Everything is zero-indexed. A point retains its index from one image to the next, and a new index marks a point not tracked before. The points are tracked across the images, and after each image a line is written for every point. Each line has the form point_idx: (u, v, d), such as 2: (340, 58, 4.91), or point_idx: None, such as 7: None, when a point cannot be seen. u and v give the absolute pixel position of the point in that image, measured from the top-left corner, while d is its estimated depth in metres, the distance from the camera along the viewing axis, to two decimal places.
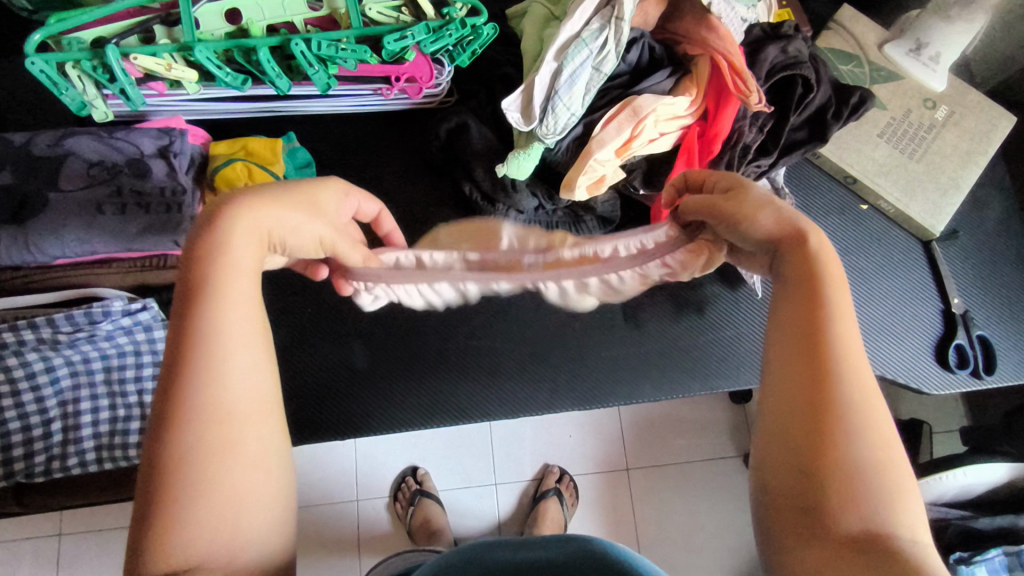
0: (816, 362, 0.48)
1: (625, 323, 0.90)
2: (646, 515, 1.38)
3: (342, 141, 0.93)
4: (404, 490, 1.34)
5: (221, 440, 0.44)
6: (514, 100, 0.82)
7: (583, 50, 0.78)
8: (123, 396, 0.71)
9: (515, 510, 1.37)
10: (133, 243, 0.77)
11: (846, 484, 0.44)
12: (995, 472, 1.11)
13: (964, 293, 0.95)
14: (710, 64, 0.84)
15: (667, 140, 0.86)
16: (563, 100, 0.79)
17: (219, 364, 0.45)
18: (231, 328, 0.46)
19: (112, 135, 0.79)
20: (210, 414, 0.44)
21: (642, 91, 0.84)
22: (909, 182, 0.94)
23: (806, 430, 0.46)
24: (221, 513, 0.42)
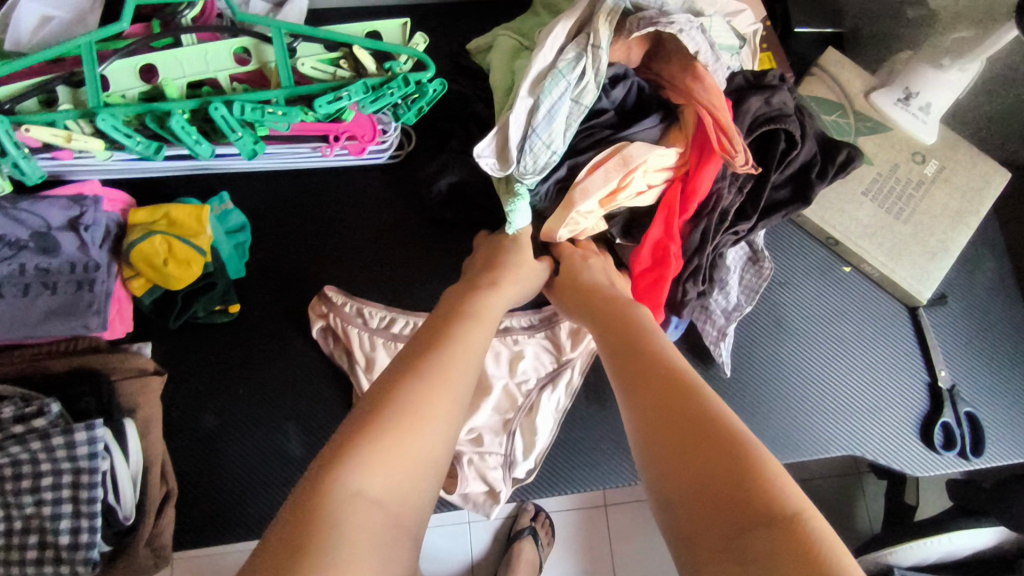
0: (668, 388, 0.55)
1: (587, 400, 0.83)
2: (624, 559, 1.32)
3: (280, 199, 0.85)
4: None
5: (427, 403, 0.54)
6: (488, 145, 0.72)
7: (561, 82, 0.68)
8: (20, 507, 0.63)
9: (489, 549, 1.32)
10: (37, 330, 0.70)
11: (728, 483, 0.46)
12: (981, 537, 1.07)
13: (952, 365, 0.88)
14: (695, 116, 0.74)
15: (653, 194, 0.78)
16: (541, 138, 0.70)
17: (455, 358, 0.59)
18: (469, 343, 0.62)
19: (16, 206, 0.70)
20: (436, 381, 0.56)
21: (632, 136, 0.75)
22: (895, 245, 0.87)
23: (680, 441, 0.50)
24: (399, 457, 0.50)
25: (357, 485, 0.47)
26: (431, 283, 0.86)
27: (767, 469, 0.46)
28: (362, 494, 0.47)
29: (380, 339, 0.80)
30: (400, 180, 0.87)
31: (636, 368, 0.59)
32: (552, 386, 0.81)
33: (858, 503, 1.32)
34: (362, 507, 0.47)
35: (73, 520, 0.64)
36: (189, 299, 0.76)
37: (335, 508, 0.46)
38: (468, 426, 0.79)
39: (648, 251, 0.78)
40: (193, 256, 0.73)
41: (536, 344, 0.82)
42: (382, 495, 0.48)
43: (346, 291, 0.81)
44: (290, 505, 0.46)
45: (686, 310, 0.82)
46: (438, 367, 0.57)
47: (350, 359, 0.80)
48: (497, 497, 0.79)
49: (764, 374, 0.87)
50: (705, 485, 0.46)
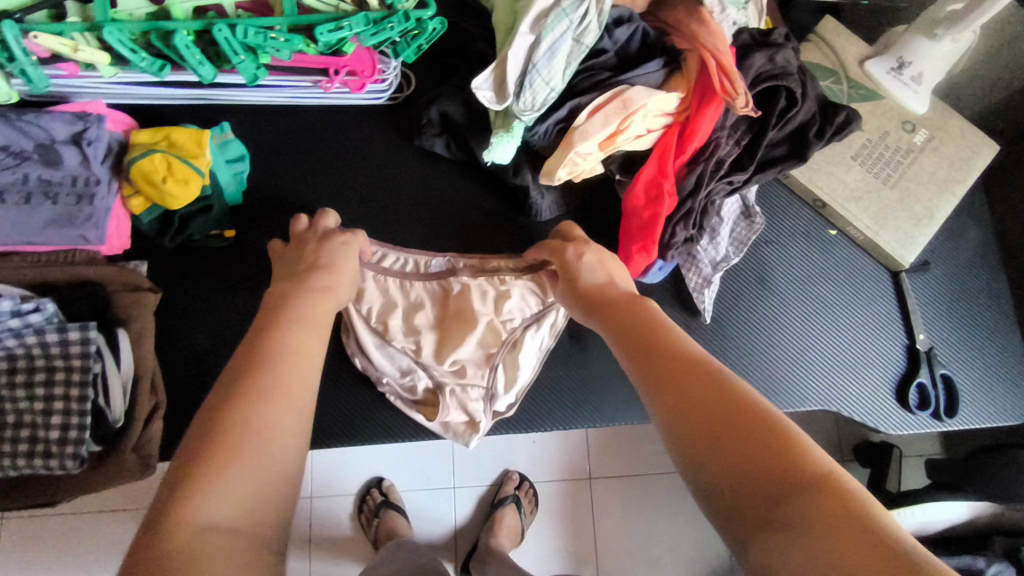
0: (674, 370, 0.54)
1: (571, 343, 0.85)
2: (607, 528, 1.33)
3: (279, 133, 0.87)
4: (369, 502, 1.28)
5: (265, 422, 0.51)
6: (486, 78, 0.76)
7: (563, 21, 0.72)
8: (12, 401, 0.66)
9: (473, 515, 1.32)
10: (36, 236, 0.72)
11: (758, 457, 0.45)
12: (956, 511, 1.11)
13: (933, 330, 0.90)
14: (698, 61, 0.77)
15: (652, 138, 0.80)
16: (541, 74, 0.73)
17: (274, 357, 0.56)
18: (304, 345, 0.58)
19: (20, 117, 0.72)
20: (259, 393, 0.52)
21: (631, 80, 0.78)
22: (881, 209, 0.89)
23: (703, 422, 0.49)
24: (239, 477, 0.47)
25: (203, 517, 0.44)
26: (425, 222, 0.87)
27: (799, 440, 0.46)
28: (215, 526, 0.44)
29: (369, 276, 0.81)
30: (397, 120, 0.88)
31: (645, 355, 0.57)
32: (536, 328, 0.83)
33: None
34: (219, 538, 0.43)
35: (63, 417, 0.66)
36: (186, 220, 0.78)
37: (178, 553, 0.41)
38: (451, 358, 0.82)
39: (642, 188, 0.79)
40: (192, 177, 0.75)
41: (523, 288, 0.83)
42: (233, 521, 0.45)
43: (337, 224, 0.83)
44: (134, 554, 0.42)
45: (673, 254, 0.84)
46: (267, 371, 0.54)
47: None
48: (477, 427, 0.81)
49: (749, 330, 0.88)
50: (740, 468, 0.45)
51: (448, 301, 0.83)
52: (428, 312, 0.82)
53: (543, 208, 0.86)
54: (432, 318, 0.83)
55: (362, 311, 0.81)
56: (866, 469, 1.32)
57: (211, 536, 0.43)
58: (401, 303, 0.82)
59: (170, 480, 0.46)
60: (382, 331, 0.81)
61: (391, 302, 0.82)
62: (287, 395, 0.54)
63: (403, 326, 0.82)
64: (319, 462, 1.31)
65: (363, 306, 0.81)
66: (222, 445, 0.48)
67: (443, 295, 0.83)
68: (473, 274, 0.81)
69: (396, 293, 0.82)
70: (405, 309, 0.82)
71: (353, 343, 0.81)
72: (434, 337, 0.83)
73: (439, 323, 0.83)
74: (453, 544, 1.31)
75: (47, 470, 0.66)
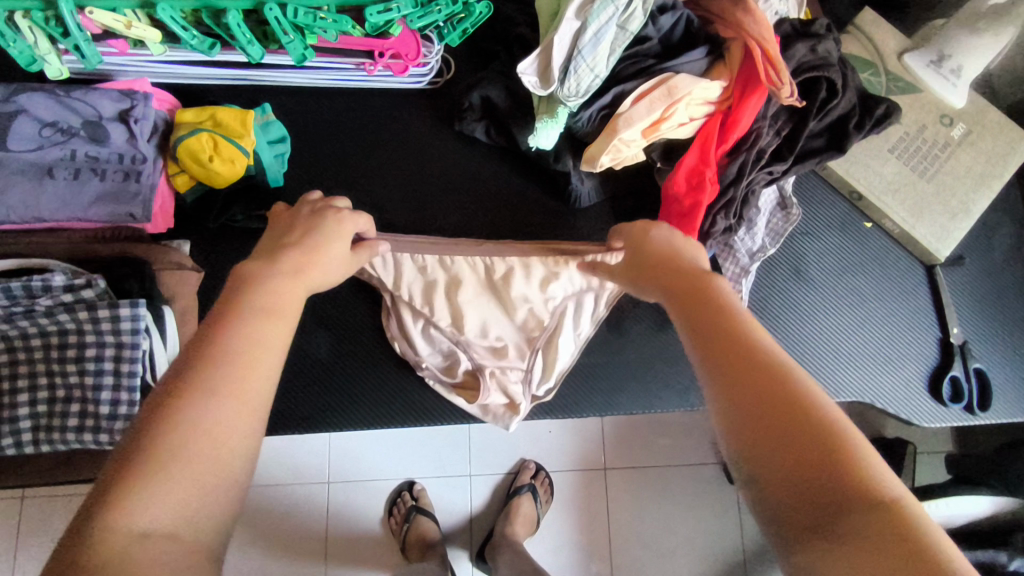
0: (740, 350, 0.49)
1: (608, 330, 0.86)
2: (620, 520, 1.32)
3: (318, 115, 0.87)
4: (400, 507, 1.28)
5: (222, 422, 0.43)
6: (531, 63, 0.75)
7: (609, 6, 0.70)
8: (64, 375, 0.67)
9: (488, 503, 1.32)
10: (84, 213, 0.72)
11: (820, 462, 0.41)
12: (978, 505, 1.08)
13: (966, 323, 0.90)
14: (742, 50, 0.76)
15: (694, 126, 0.80)
16: (586, 61, 0.73)
17: (254, 340, 0.49)
18: (270, 335, 0.50)
19: (70, 95, 0.73)
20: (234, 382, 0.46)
21: (676, 68, 0.78)
22: (917, 202, 0.89)
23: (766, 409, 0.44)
24: (192, 477, 0.41)
25: (141, 523, 0.38)
26: (464, 207, 0.88)
27: (864, 453, 0.41)
28: (148, 533, 0.38)
29: (406, 255, 0.78)
30: (435, 105, 0.88)
31: (704, 332, 0.51)
32: (579, 313, 0.83)
33: None
34: (150, 544, 0.37)
35: (113, 392, 0.67)
36: (230, 201, 0.79)
37: (106, 565, 0.36)
38: (492, 338, 0.83)
39: (683, 176, 0.79)
40: (237, 156, 0.75)
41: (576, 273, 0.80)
42: (179, 525, 0.39)
43: None
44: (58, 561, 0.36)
45: (711, 244, 0.84)
46: (241, 357, 0.47)
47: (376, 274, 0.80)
48: (517, 409, 0.83)
49: (783, 321, 0.89)
50: (798, 467, 0.41)
51: (492, 280, 0.81)
52: (472, 292, 0.81)
53: (583, 184, 0.86)
54: (475, 297, 0.82)
55: (403, 292, 0.80)
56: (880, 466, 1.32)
57: (150, 545, 0.37)
58: (443, 282, 0.81)
59: (107, 478, 0.40)
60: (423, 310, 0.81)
61: (431, 282, 0.80)
62: (262, 387, 0.47)
63: (446, 306, 0.81)
64: (338, 447, 1.31)
65: (404, 285, 0.80)
66: (166, 437, 0.41)
67: (488, 276, 0.80)
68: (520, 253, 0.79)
69: (437, 271, 0.80)
70: (447, 286, 0.81)
71: (393, 326, 0.81)
72: (478, 321, 0.82)
73: (482, 305, 0.82)
74: (468, 531, 1.32)
75: (94, 444, 0.68)
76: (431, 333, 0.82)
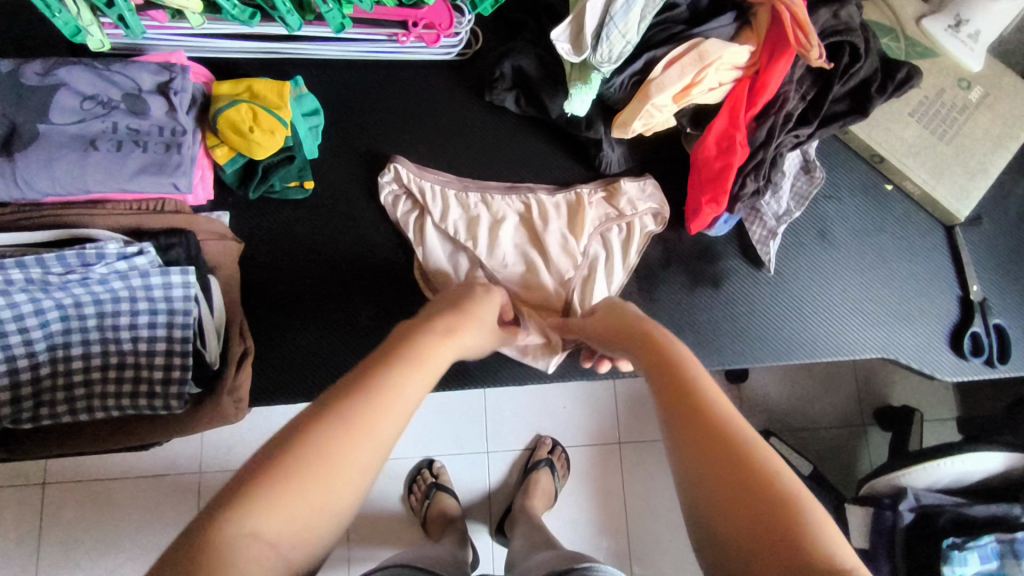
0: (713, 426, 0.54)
1: (639, 294, 0.89)
2: (636, 492, 1.35)
3: (347, 88, 0.87)
4: (420, 483, 1.29)
5: (347, 457, 0.48)
6: (564, 30, 0.75)
7: None
8: (119, 343, 0.69)
9: (506, 478, 1.34)
10: (129, 184, 0.73)
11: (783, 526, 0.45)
12: (993, 462, 1.04)
13: (984, 281, 0.93)
14: (770, 15, 0.75)
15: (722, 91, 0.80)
16: (618, 27, 0.72)
17: (404, 387, 0.55)
18: (419, 387, 0.57)
19: (109, 68, 0.74)
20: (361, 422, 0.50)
21: (705, 34, 0.78)
22: (937, 164, 0.91)
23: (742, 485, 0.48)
24: (305, 502, 0.46)
25: (251, 527, 0.43)
26: (494, 178, 0.89)
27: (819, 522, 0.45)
28: (259, 535, 0.43)
29: (451, 191, 0.87)
30: (463, 76, 0.89)
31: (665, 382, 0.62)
32: (608, 258, 0.88)
33: (861, 453, 1.37)
34: (258, 551, 0.43)
35: (166, 357, 0.69)
36: (269, 170, 0.80)
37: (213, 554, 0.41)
38: (530, 291, 0.87)
39: (712, 141, 0.80)
40: (277, 127, 0.76)
41: (599, 208, 0.89)
42: (277, 540, 0.44)
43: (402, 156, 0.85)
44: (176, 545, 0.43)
45: (740, 207, 0.86)
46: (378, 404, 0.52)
47: (421, 202, 0.85)
48: (555, 347, 0.85)
49: (808, 281, 0.91)
50: (765, 531, 0.45)
51: (529, 220, 0.89)
52: (512, 232, 0.88)
53: (613, 146, 0.88)
54: (512, 236, 0.88)
55: (449, 232, 0.86)
56: (887, 433, 1.36)
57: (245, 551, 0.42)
58: (487, 224, 0.87)
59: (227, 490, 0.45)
60: (464, 244, 0.86)
61: (474, 217, 0.87)
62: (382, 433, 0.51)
63: (486, 240, 0.87)
64: None
65: (449, 231, 0.86)
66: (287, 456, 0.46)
67: (527, 223, 0.89)
68: (551, 192, 0.89)
69: (479, 207, 0.87)
70: (489, 229, 0.87)
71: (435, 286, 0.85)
72: (514, 256, 0.88)
73: (520, 248, 0.88)
74: (487, 508, 1.33)
75: (150, 409, 0.70)
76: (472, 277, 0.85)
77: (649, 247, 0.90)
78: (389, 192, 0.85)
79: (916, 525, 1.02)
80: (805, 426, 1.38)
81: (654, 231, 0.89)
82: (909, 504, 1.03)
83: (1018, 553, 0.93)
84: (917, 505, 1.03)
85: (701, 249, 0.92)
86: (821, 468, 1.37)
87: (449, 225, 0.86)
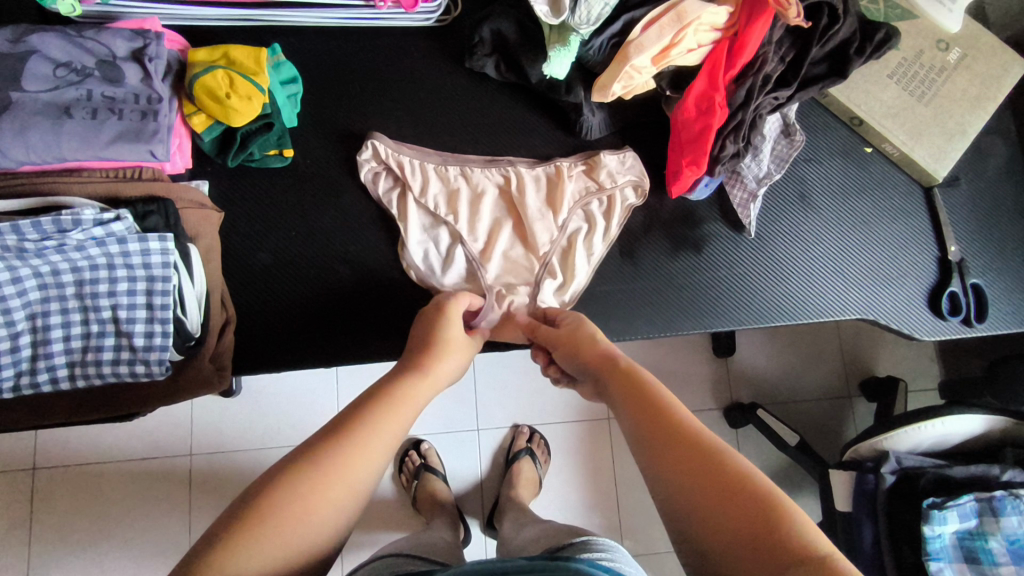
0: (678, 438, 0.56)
1: (621, 258, 0.89)
2: (624, 466, 1.36)
3: (326, 55, 0.87)
4: (408, 463, 1.30)
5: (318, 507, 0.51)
6: None
7: None
8: (98, 311, 0.68)
9: (495, 457, 1.34)
10: (105, 152, 0.72)
11: (758, 519, 0.48)
12: (971, 425, 1.04)
13: (962, 241, 0.94)
14: None
15: (702, 53, 0.79)
16: None
17: (374, 436, 0.57)
18: (385, 433, 0.58)
19: (82, 35, 0.73)
20: (327, 472, 0.53)
21: None
22: (915, 125, 0.91)
23: (715, 486, 0.51)
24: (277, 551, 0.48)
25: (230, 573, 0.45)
26: (474, 144, 0.89)
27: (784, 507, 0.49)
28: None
29: (431, 165, 0.86)
30: (443, 43, 0.89)
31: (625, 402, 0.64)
32: (590, 230, 0.88)
33: (846, 423, 1.39)
34: None
35: (147, 325, 0.69)
36: (247, 139, 0.79)
37: None
38: (508, 265, 0.88)
39: (691, 103, 0.80)
40: (254, 93, 0.75)
41: (579, 181, 0.89)
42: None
43: (377, 133, 0.85)
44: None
45: (720, 169, 0.86)
46: (347, 452, 0.55)
47: (401, 178, 0.85)
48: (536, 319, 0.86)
49: (788, 247, 0.92)
50: (740, 526, 0.48)
51: (508, 192, 0.89)
52: (491, 205, 0.88)
53: (593, 112, 0.87)
54: (491, 209, 0.88)
55: (429, 206, 0.86)
56: (873, 403, 1.38)
57: None
58: (467, 195, 0.87)
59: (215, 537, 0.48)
60: (445, 219, 0.86)
61: (454, 191, 0.87)
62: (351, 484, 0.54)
63: (467, 215, 0.87)
64: None
65: (428, 205, 0.86)
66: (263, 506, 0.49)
67: (506, 197, 0.89)
68: (530, 165, 0.89)
69: (459, 181, 0.87)
70: (470, 200, 0.88)
71: (411, 262, 0.85)
72: (493, 228, 0.88)
73: (501, 220, 0.88)
74: (478, 496, 1.33)
75: (131, 376, 0.71)
76: (452, 253, 0.86)
77: (631, 214, 0.91)
78: (370, 169, 0.84)
79: (898, 487, 1.01)
80: (792, 398, 1.39)
81: (634, 204, 0.89)
82: (891, 467, 1.02)
83: (995, 510, 0.95)
84: (899, 468, 1.02)
85: (682, 215, 0.92)
86: (809, 438, 1.38)
87: (429, 198, 0.86)
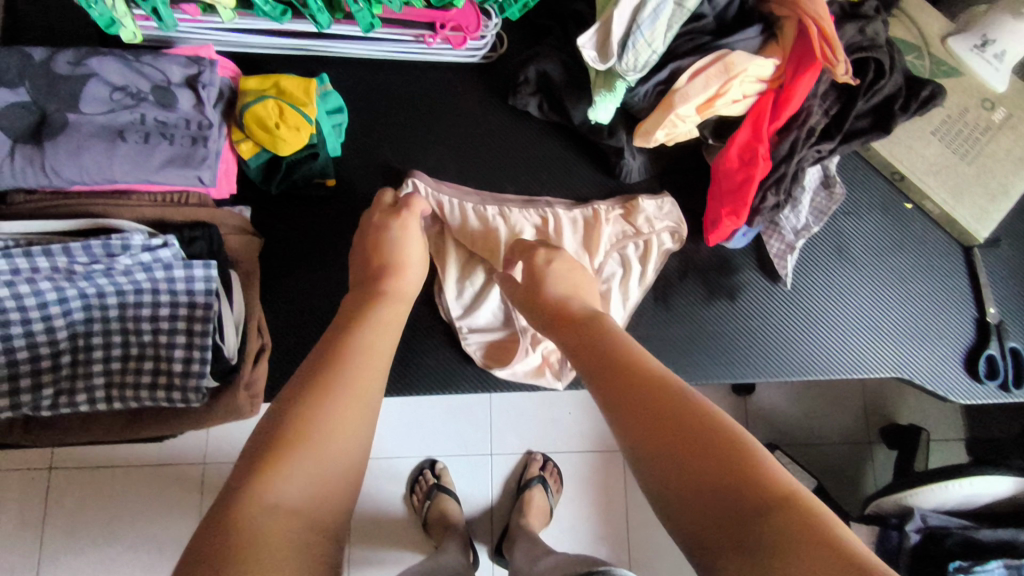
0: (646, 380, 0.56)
1: (654, 302, 0.89)
2: (636, 501, 1.34)
3: (371, 87, 0.88)
4: (421, 484, 1.28)
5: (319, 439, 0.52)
6: (591, 38, 0.73)
7: None
8: (139, 334, 0.69)
9: (507, 483, 1.33)
10: (154, 176, 0.73)
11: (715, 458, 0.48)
12: (1000, 486, 0.99)
13: (1001, 303, 0.92)
14: (796, 28, 0.74)
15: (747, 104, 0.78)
16: (645, 36, 0.71)
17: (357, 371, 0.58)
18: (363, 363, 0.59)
19: (140, 60, 0.74)
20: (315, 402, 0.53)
21: (732, 45, 0.76)
22: (957, 184, 0.90)
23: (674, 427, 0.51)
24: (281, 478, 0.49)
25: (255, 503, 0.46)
26: (511, 178, 0.90)
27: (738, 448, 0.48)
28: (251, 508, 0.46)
29: (470, 204, 0.87)
30: (486, 79, 0.89)
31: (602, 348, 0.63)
32: (625, 275, 0.88)
33: (865, 471, 1.36)
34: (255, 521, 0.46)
35: (186, 350, 0.69)
36: (292, 167, 0.80)
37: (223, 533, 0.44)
38: None
39: (735, 152, 0.80)
40: (302, 123, 0.76)
41: (616, 224, 0.89)
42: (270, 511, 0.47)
43: (417, 171, 0.85)
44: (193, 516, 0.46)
45: (759, 219, 0.86)
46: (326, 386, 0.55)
47: (440, 215, 0.87)
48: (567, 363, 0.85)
49: (822, 298, 0.91)
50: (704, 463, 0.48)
51: (545, 234, 0.88)
52: None
53: (634, 156, 0.88)
54: None
55: (466, 243, 0.87)
56: (893, 452, 1.35)
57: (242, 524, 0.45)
58: (504, 232, 0.87)
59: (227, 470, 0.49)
60: (481, 256, 0.87)
61: (492, 230, 0.86)
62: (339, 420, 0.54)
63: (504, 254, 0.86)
64: None
65: (467, 242, 0.87)
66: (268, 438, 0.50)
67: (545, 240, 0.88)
68: (568, 207, 0.89)
69: (497, 220, 0.87)
70: (507, 239, 0.87)
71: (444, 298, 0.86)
72: None
73: None
74: (489, 523, 1.32)
75: (167, 401, 0.70)
76: (487, 291, 0.86)
77: (666, 258, 0.90)
78: None
79: (922, 546, 1.00)
80: (812, 441, 1.37)
81: (671, 249, 0.89)
82: (916, 525, 1.01)
83: None
84: (924, 526, 1.01)
85: (718, 262, 0.92)
86: (826, 484, 1.36)
87: (467, 235, 0.86)
